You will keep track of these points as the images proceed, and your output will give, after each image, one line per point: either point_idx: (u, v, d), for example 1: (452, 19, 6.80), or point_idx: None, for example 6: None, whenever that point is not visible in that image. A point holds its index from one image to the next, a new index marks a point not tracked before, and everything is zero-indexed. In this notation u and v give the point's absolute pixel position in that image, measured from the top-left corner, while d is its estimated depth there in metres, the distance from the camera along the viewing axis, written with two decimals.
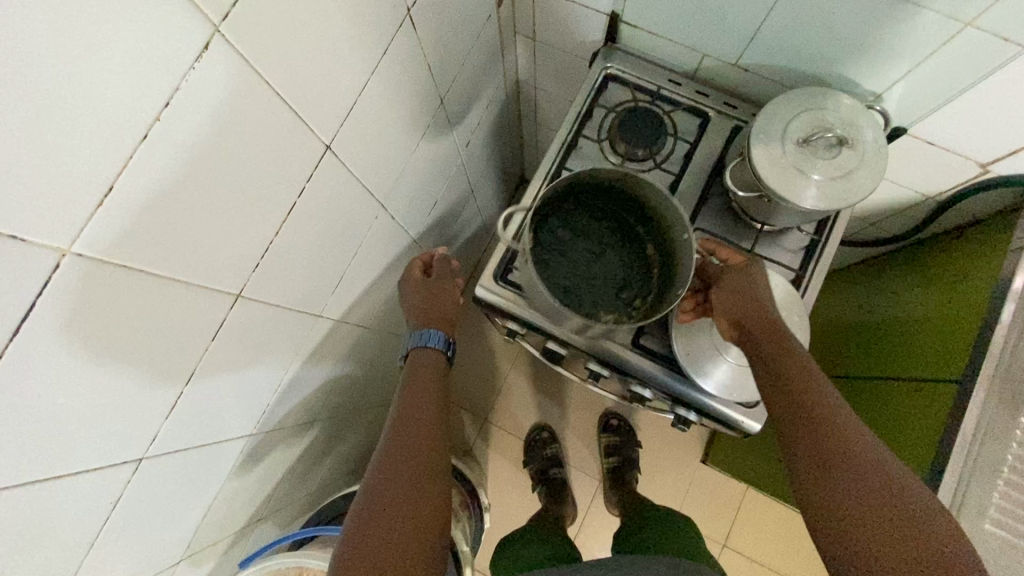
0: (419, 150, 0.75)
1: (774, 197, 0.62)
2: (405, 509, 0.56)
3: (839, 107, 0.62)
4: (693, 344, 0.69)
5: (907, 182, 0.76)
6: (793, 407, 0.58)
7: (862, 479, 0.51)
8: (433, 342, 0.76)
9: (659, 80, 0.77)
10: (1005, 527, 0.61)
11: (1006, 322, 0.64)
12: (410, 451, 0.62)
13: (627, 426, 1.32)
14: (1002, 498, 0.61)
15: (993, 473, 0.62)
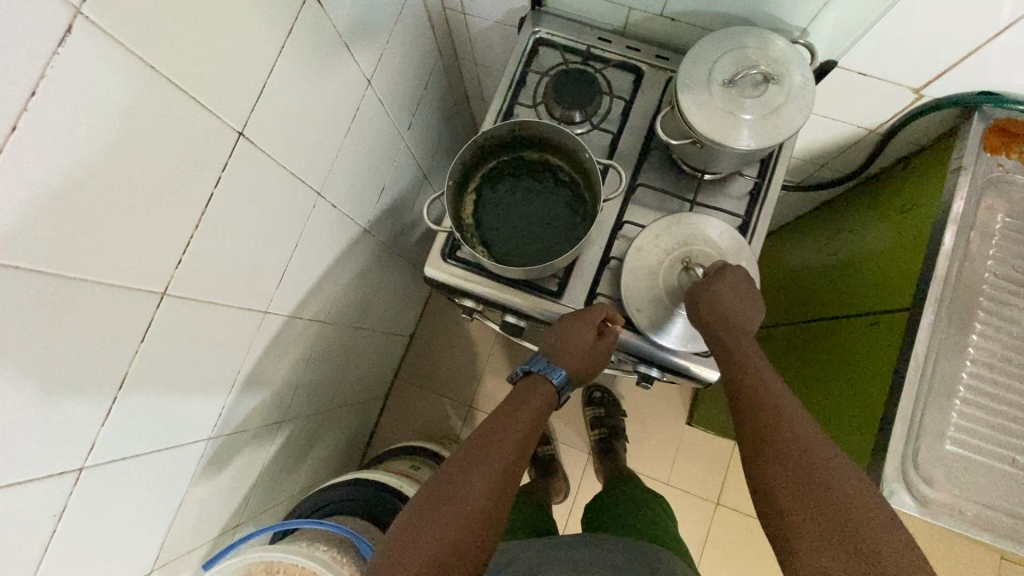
0: (352, 134, 0.73)
1: (706, 141, 0.61)
2: (478, 499, 0.57)
3: (762, 44, 0.61)
4: (681, 334, 0.67)
5: (846, 118, 0.76)
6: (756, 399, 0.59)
7: (817, 489, 0.50)
8: (553, 380, 0.71)
9: (589, 40, 0.76)
10: (965, 445, 0.60)
11: (948, 247, 0.64)
12: (486, 475, 0.59)
13: (609, 398, 1.33)
14: (960, 416, 0.61)
15: (949, 393, 0.61)
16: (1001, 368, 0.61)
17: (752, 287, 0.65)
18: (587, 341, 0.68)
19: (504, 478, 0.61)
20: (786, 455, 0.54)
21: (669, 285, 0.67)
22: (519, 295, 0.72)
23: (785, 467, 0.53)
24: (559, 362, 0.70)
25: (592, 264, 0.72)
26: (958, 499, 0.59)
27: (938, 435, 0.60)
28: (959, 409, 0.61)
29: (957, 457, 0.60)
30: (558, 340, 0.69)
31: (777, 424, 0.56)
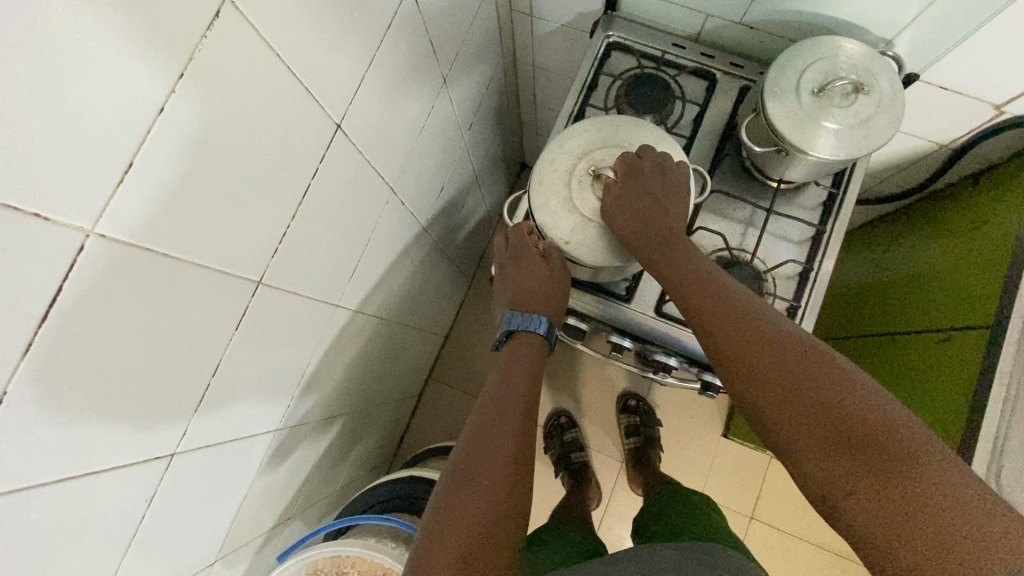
0: (425, 131, 0.73)
1: (792, 150, 0.61)
2: (495, 480, 0.57)
3: (850, 54, 0.61)
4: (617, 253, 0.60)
5: (919, 132, 0.76)
6: (726, 318, 0.53)
7: (819, 408, 0.44)
8: (535, 329, 0.71)
9: (663, 45, 0.76)
10: None
11: None
12: (503, 431, 0.62)
13: (646, 408, 1.31)
14: None
15: None
16: None
17: (670, 167, 0.60)
18: (532, 264, 0.70)
19: (519, 434, 0.63)
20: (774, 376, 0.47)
21: (598, 205, 0.59)
22: (586, 297, 0.72)
23: (777, 395, 0.47)
24: (528, 306, 0.71)
25: None
26: None
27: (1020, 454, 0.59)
28: None
29: None
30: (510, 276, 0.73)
31: (753, 343, 0.50)
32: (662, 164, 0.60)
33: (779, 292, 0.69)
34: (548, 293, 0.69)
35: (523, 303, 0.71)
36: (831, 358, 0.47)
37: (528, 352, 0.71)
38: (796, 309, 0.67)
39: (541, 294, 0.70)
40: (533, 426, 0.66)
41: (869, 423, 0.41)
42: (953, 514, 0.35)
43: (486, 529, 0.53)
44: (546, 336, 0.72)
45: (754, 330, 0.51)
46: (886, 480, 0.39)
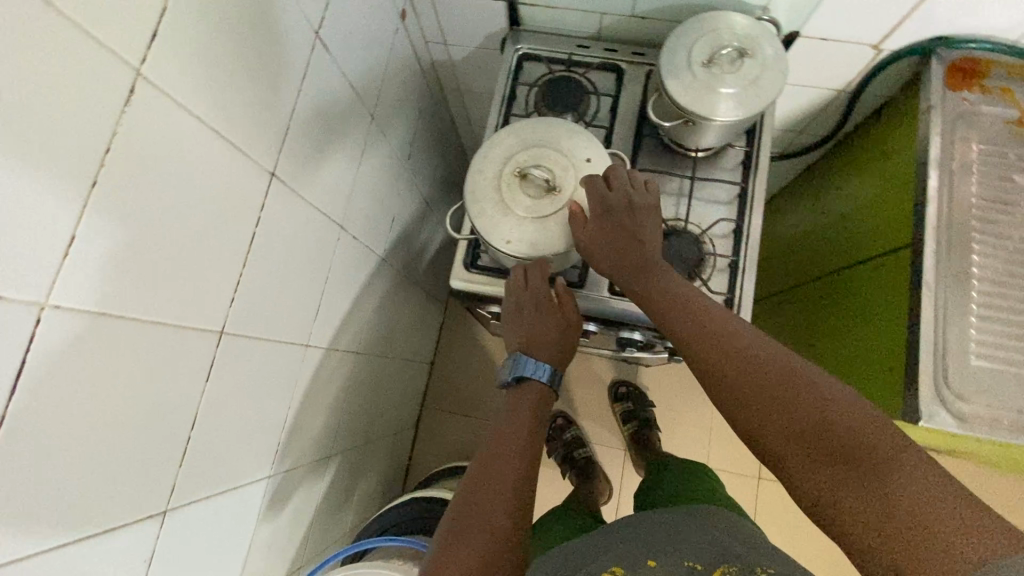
0: (363, 167, 0.77)
1: (697, 118, 0.66)
2: (507, 493, 0.59)
3: (730, 24, 0.67)
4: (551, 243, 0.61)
5: (816, 83, 0.82)
6: (727, 351, 0.52)
7: (829, 444, 0.44)
8: (540, 378, 0.69)
9: (568, 48, 0.81)
10: (990, 358, 0.63)
11: (935, 179, 0.69)
12: (504, 473, 0.61)
13: (642, 395, 1.34)
14: (979, 332, 0.63)
15: (964, 310, 0.64)
16: (1006, 281, 0.64)
17: (641, 196, 0.64)
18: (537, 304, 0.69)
19: (522, 476, 0.61)
20: (782, 408, 0.47)
21: (531, 199, 0.61)
22: None
23: (785, 427, 0.46)
24: (537, 348, 0.70)
25: None
26: (996, 409, 0.61)
27: (963, 352, 0.63)
28: (977, 325, 0.63)
29: (986, 370, 0.62)
30: (521, 317, 0.69)
31: (759, 375, 0.49)
32: (582, 149, 0.63)
33: (718, 250, 0.73)
34: (556, 334, 0.70)
35: (532, 344, 0.70)
36: (824, 375, 0.48)
37: (534, 392, 0.69)
38: (736, 263, 0.72)
39: (547, 334, 0.70)
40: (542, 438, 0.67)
41: (859, 439, 0.43)
42: (941, 524, 0.36)
43: (496, 542, 0.55)
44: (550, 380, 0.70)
45: (741, 344, 0.53)
46: (875, 486, 0.40)
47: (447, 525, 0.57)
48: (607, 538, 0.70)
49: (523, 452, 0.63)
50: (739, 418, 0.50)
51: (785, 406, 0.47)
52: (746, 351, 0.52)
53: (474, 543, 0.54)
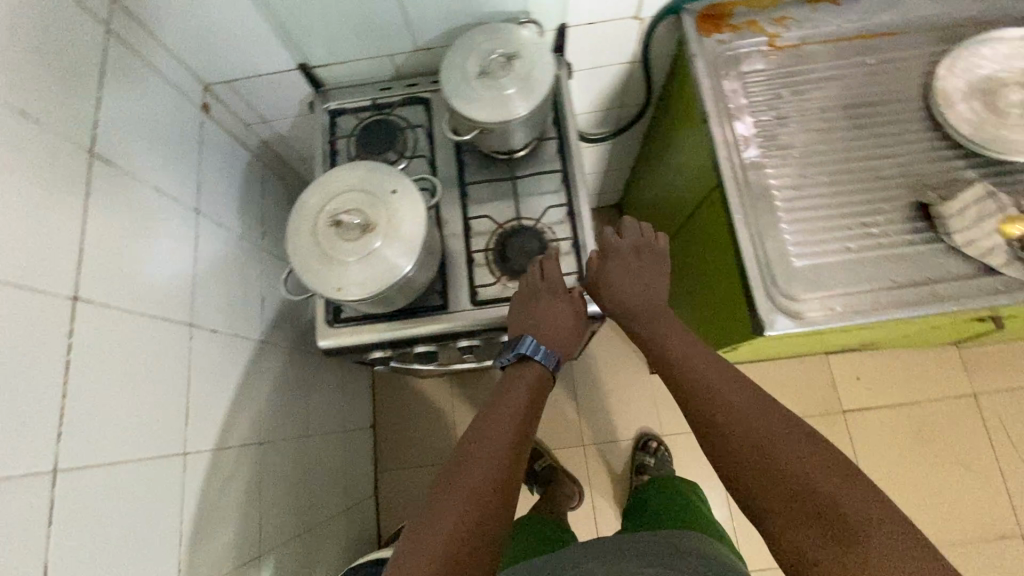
0: (202, 261, 0.77)
1: (488, 124, 0.70)
2: (487, 469, 0.60)
3: (494, 34, 0.72)
4: (373, 275, 0.61)
5: (606, 62, 0.88)
6: (724, 409, 0.63)
7: (814, 521, 0.52)
8: (541, 363, 0.74)
9: (372, 94, 0.85)
10: (807, 257, 0.68)
11: (718, 115, 0.73)
12: (491, 451, 0.62)
13: (666, 455, 1.33)
14: (791, 237, 0.68)
15: (774, 221, 0.69)
16: (801, 186, 0.70)
17: (653, 257, 0.80)
18: (557, 299, 0.74)
19: (512, 455, 0.63)
20: (772, 471, 0.56)
21: (351, 241, 0.62)
22: (413, 324, 0.75)
23: (781, 488, 0.55)
24: (551, 342, 0.74)
25: (461, 263, 0.77)
26: (826, 299, 0.66)
27: (784, 259, 0.67)
28: (788, 231, 0.68)
29: (807, 268, 0.67)
30: (527, 301, 0.72)
31: (768, 453, 0.58)
32: (389, 180, 0.64)
33: (560, 235, 0.78)
34: (569, 334, 0.75)
35: (547, 333, 0.73)
36: (839, 464, 0.55)
37: (530, 378, 0.73)
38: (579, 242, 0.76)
39: (561, 329, 0.74)
40: (531, 422, 0.68)
41: (846, 518, 0.51)
42: None
43: (475, 511, 0.56)
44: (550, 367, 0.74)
45: (731, 396, 0.64)
46: (841, 529, 0.50)
47: (429, 497, 0.58)
48: (574, 558, 0.71)
49: (513, 431, 0.65)
50: (724, 449, 0.61)
51: (787, 474, 0.55)
52: (761, 434, 0.59)
53: (455, 513, 0.55)
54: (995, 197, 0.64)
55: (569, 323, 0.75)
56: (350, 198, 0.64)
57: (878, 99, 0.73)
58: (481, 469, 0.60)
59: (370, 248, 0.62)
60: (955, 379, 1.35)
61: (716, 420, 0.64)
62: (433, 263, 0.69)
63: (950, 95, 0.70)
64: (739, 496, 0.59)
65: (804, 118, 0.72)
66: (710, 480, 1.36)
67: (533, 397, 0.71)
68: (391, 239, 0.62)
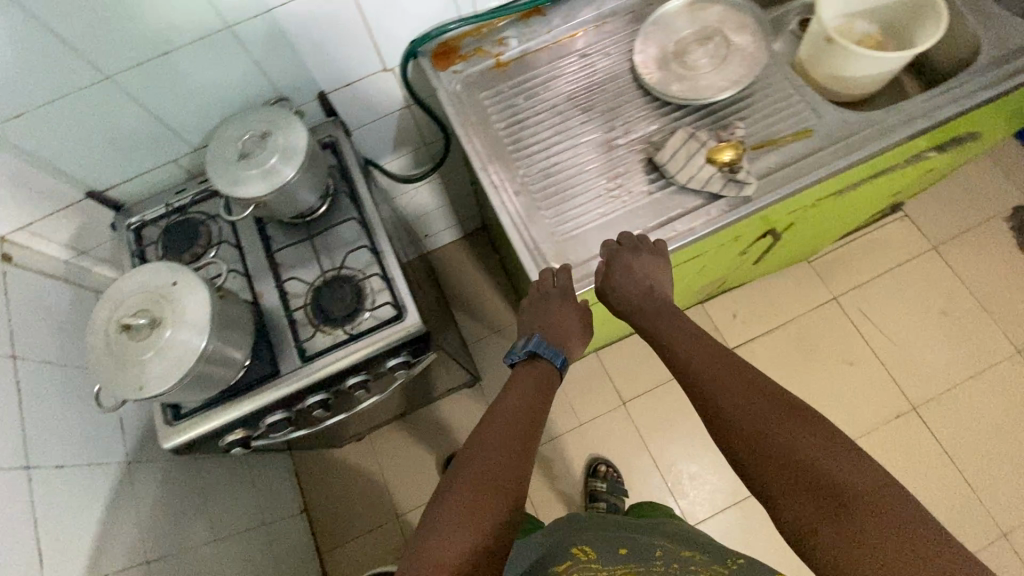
0: (32, 400, 0.78)
1: (258, 197, 0.76)
2: (499, 467, 0.53)
3: (247, 119, 0.79)
4: (168, 364, 0.65)
5: (383, 114, 0.97)
6: (721, 376, 0.58)
7: (809, 488, 0.47)
8: (553, 363, 0.66)
9: (171, 198, 0.90)
10: (569, 232, 0.76)
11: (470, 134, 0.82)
12: (503, 437, 0.56)
13: (618, 479, 1.35)
14: (552, 218, 0.77)
15: (536, 208, 0.78)
16: (552, 173, 0.79)
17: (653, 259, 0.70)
18: (557, 302, 0.71)
19: (526, 441, 0.57)
20: (766, 437, 0.51)
21: (142, 339, 0.66)
22: (251, 398, 0.78)
23: (770, 451, 0.50)
24: (552, 338, 0.68)
25: (285, 327, 0.82)
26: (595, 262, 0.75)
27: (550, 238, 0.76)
28: (548, 214, 0.77)
29: (572, 241, 0.76)
30: (535, 309, 0.71)
31: (763, 410, 0.53)
32: (169, 275, 0.69)
33: (369, 273, 0.84)
34: (575, 334, 0.70)
35: (552, 333, 0.68)
36: (809, 413, 0.52)
37: (528, 379, 0.64)
38: (385, 275, 0.82)
39: (566, 331, 0.69)
40: (547, 409, 0.62)
41: (847, 483, 0.46)
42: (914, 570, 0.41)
43: (489, 516, 0.49)
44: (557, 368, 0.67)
45: (733, 370, 0.58)
46: (845, 515, 0.45)
47: (444, 497, 0.51)
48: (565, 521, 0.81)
49: (526, 414, 0.59)
50: (723, 423, 0.55)
51: (787, 435, 0.51)
52: (759, 393, 0.55)
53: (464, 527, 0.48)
54: (695, 137, 0.75)
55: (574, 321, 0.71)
56: (135, 302, 0.68)
57: (596, 82, 0.84)
58: (497, 455, 0.54)
59: (160, 341, 0.66)
60: (815, 289, 1.48)
61: (703, 374, 0.59)
62: (247, 337, 0.76)
63: (648, 64, 0.82)
64: (739, 471, 0.53)
65: (537, 116, 0.82)
66: (636, 451, 1.41)
67: (540, 393, 0.63)
68: (178, 326, 0.66)
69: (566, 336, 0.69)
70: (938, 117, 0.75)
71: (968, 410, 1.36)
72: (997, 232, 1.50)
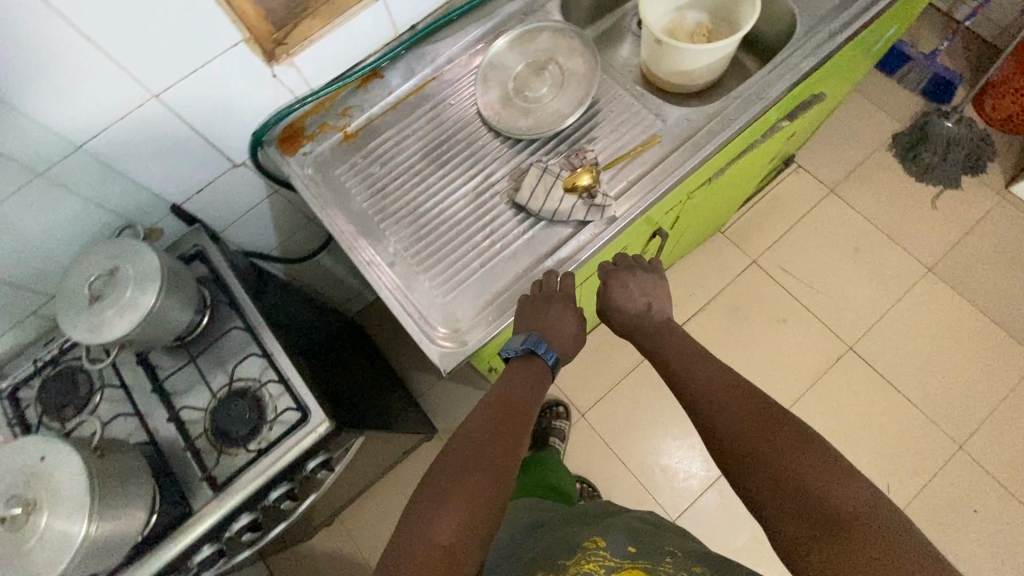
0: None
1: (116, 339, 0.71)
2: (489, 459, 0.56)
3: (91, 258, 0.75)
4: (52, 550, 0.60)
5: (249, 203, 0.95)
6: (723, 397, 0.64)
7: (799, 499, 0.52)
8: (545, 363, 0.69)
9: (40, 351, 0.84)
10: (450, 292, 0.74)
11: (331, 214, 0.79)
12: (488, 435, 0.59)
13: (592, 491, 1.36)
14: (430, 281, 0.75)
15: (413, 274, 0.75)
16: (421, 234, 0.78)
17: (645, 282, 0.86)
18: (561, 309, 0.70)
19: (511, 440, 0.60)
20: (757, 451, 0.57)
21: (19, 530, 0.61)
22: (164, 545, 0.72)
23: (759, 465, 0.56)
24: (552, 341, 0.70)
25: (189, 459, 0.77)
26: (483, 314, 0.73)
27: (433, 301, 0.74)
28: (425, 278, 0.75)
29: (456, 299, 0.74)
30: (539, 309, 0.70)
31: (758, 425, 0.59)
32: (37, 449, 0.65)
33: (266, 380, 0.80)
34: (569, 336, 0.72)
35: (549, 334, 0.70)
36: (811, 433, 0.56)
37: (523, 381, 0.67)
38: (282, 378, 0.79)
39: (561, 334, 0.71)
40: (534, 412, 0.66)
41: (834, 500, 0.50)
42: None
43: (482, 499, 0.53)
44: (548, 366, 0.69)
45: (729, 388, 0.65)
46: (837, 529, 0.49)
47: (426, 490, 0.54)
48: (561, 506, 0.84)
49: (513, 418, 0.62)
50: (718, 436, 0.62)
51: (776, 449, 0.56)
52: (755, 411, 0.61)
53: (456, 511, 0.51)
54: (548, 171, 0.75)
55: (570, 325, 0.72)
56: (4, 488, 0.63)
57: (446, 133, 0.83)
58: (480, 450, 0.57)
59: (37, 527, 0.61)
60: (734, 257, 1.53)
61: (705, 393, 0.66)
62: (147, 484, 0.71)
63: (492, 106, 0.82)
64: (733, 483, 0.59)
65: (395, 180, 0.81)
66: (606, 460, 1.41)
67: (532, 396, 0.66)
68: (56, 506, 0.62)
69: (561, 339, 0.71)
70: (772, 96, 0.77)
71: (899, 337, 1.42)
72: (884, 164, 1.58)
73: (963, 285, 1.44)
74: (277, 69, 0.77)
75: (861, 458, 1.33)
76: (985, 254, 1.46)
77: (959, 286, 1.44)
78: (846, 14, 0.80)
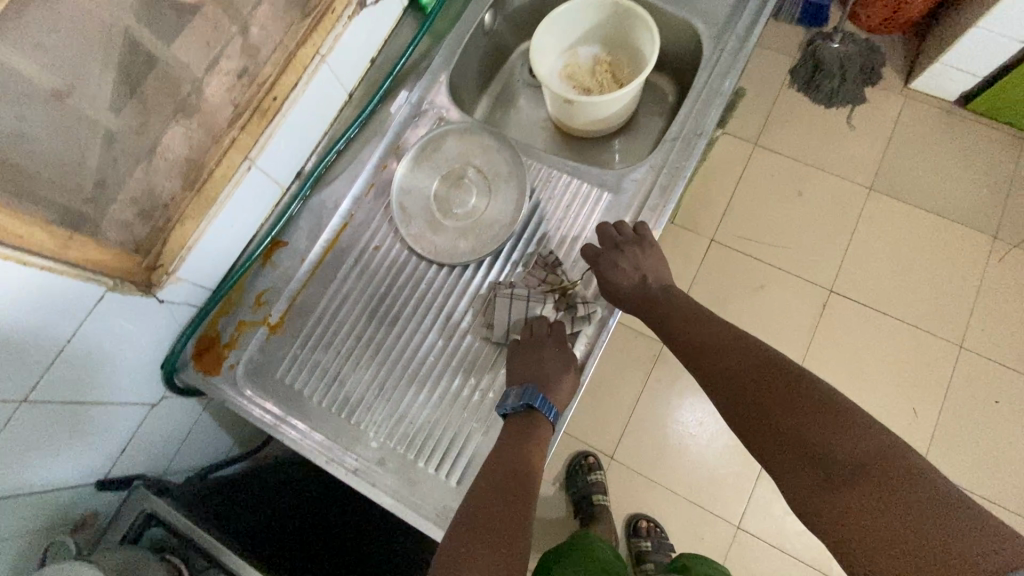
0: None
1: None
2: (491, 546, 0.51)
3: None
4: None
5: (185, 428, 0.80)
6: (754, 379, 0.55)
7: (858, 499, 0.44)
8: (547, 418, 0.62)
9: None
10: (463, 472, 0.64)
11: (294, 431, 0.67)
12: (484, 514, 0.53)
13: (663, 538, 1.29)
14: (436, 468, 0.64)
15: (412, 465, 0.65)
16: (401, 413, 0.67)
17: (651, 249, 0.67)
18: (545, 351, 0.64)
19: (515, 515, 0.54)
20: (804, 443, 0.49)
21: None
22: None
23: (807, 460, 0.48)
24: (542, 378, 0.63)
25: None
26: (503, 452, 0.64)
27: (447, 490, 0.63)
28: (428, 466, 0.64)
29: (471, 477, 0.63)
30: (529, 355, 0.64)
31: (800, 411, 0.51)
32: None
33: None
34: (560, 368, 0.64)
35: (536, 376, 0.63)
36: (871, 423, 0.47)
37: (516, 439, 0.60)
38: None
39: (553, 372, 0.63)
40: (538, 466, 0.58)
41: (904, 500, 0.43)
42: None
43: None
44: (546, 414, 0.61)
45: (766, 368, 0.55)
46: (903, 524, 0.42)
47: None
48: None
49: (512, 485, 0.56)
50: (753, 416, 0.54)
51: (827, 439, 0.48)
52: (799, 395, 0.52)
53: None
54: (515, 295, 0.67)
55: (558, 358, 0.64)
56: None
57: (384, 285, 0.72)
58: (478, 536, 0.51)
59: None
60: (692, 243, 1.49)
61: (735, 376, 0.57)
62: None
63: (423, 237, 0.72)
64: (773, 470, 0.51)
65: (347, 359, 0.69)
66: (653, 492, 1.35)
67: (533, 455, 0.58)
68: None
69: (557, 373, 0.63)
70: (710, 127, 0.71)
71: (870, 263, 1.43)
72: (792, 100, 1.57)
73: (904, 191, 1.47)
74: (164, 292, 0.64)
75: (881, 391, 1.34)
76: (911, 154, 1.50)
77: (902, 194, 1.47)
78: (746, 14, 0.75)
